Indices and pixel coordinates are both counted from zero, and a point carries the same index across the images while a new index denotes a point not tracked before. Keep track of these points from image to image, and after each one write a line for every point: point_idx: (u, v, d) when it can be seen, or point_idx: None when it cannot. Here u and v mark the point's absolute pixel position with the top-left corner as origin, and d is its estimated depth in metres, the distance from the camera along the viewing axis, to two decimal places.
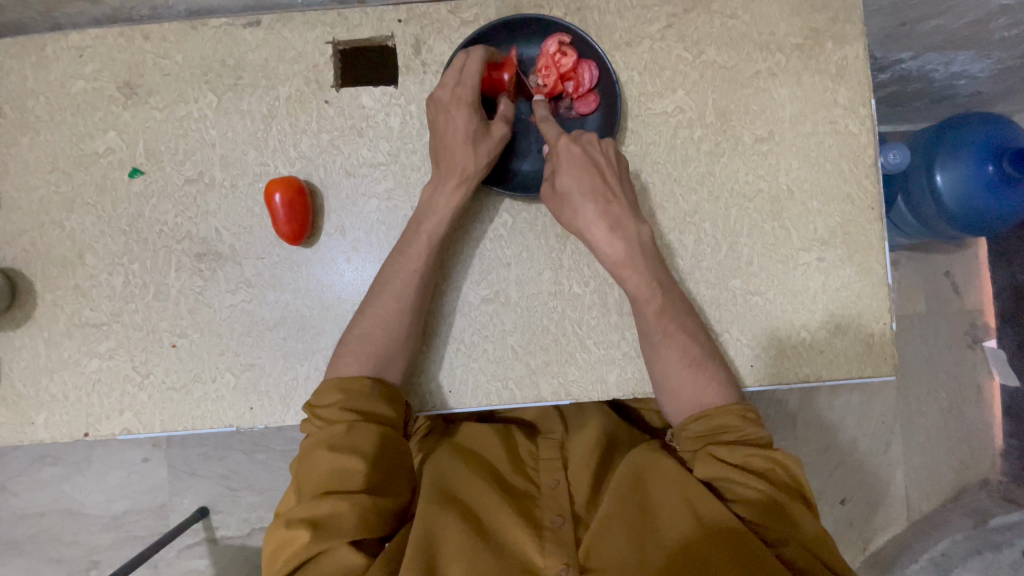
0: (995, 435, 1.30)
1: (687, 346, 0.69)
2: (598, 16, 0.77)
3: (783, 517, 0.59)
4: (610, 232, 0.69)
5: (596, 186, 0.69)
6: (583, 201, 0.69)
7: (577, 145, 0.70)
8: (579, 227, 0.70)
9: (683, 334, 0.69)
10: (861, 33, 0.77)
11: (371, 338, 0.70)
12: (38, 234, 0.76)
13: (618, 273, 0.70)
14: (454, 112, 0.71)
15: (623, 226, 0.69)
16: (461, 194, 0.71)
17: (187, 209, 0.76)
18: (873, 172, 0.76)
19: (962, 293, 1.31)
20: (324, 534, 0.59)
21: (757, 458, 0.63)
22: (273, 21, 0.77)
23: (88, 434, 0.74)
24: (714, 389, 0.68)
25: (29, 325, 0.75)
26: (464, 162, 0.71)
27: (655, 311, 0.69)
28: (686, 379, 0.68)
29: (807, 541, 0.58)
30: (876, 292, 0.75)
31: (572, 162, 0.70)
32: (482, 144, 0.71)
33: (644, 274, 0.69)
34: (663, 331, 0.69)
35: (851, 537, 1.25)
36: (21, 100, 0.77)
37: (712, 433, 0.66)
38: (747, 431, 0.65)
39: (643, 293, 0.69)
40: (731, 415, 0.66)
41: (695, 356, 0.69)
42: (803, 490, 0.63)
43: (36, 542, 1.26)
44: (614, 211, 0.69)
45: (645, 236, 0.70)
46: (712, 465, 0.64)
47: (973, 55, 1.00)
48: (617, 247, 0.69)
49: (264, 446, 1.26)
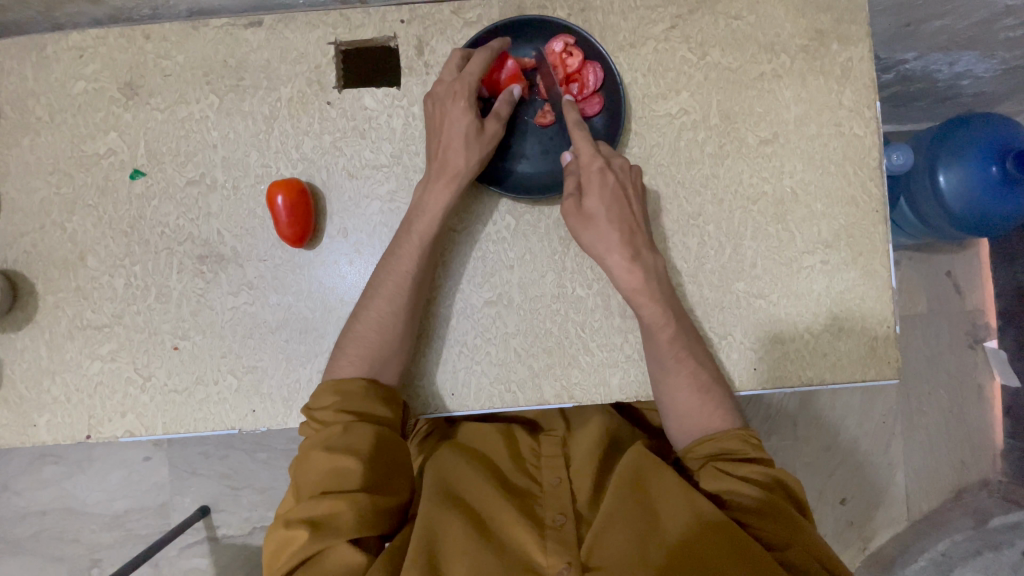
0: (996, 434, 1.30)
1: (696, 372, 0.70)
2: (601, 16, 0.77)
3: (782, 519, 0.60)
4: (632, 261, 0.69)
5: (623, 216, 0.71)
6: (609, 229, 0.70)
7: (610, 172, 0.71)
8: (601, 253, 0.70)
9: (693, 360, 0.70)
10: (867, 34, 0.76)
11: (364, 340, 0.70)
12: (40, 236, 0.76)
13: (634, 300, 0.70)
14: (450, 104, 0.71)
15: (643, 256, 0.70)
16: (449, 191, 0.70)
17: (189, 211, 0.76)
18: (878, 174, 0.76)
19: (963, 293, 1.31)
20: (324, 533, 0.59)
21: (760, 472, 0.64)
22: (275, 21, 0.76)
23: (90, 436, 0.74)
24: (721, 414, 0.69)
25: (30, 327, 0.75)
26: (453, 159, 0.70)
27: (667, 338, 0.69)
28: (695, 404, 0.69)
29: (810, 545, 0.58)
30: (880, 294, 0.75)
31: (604, 187, 0.71)
32: (473, 142, 0.71)
33: (659, 302, 0.69)
34: (675, 356, 0.69)
35: (852, 536, 1.25)
36: (22, 101, 0.76)
37: (718, 454, 0.67)
38: (749, 453, 0.66)
39: (658, 320, 0.69)
40: (731, 440, 0.67)
41: (704, 382, 0.70)
42: (798, 500, 0.64)
43: (38, 541, 1.27)
44: (637, 242, 0.71)
45: (660, 268, 0.71)
46: (717, 478, 0.64)
47: (977, 55, 1.00)
48: (637, 275, 0.69)
49: (266, 446, 1.26)
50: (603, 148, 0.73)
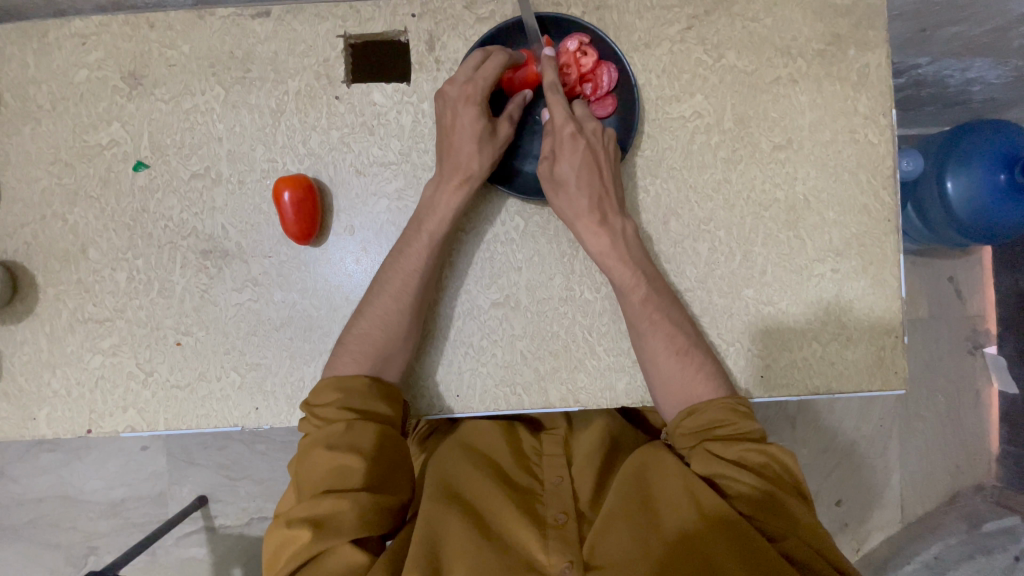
0: (992, 440, 1.31)
1: (673, 335, 0.69)
2: (617, 15, 0.75)
3: (780, 512, 0.59)
4: (599, 227, 0.69)
5: (593, 181, 0.69)
6: (578, 193, 0.69)
7: (582, 137, 0.70)
8: (569, 217, 0.70)
9: (668, 323, 0.69)
10: (884, 40, 0.76)
11: (369, 338, 0.69)
12: (40, 227, 0.75)
13: (603, 263, 0.69)
14: (461, 109, 0.69)
15: (611, 221, 0.70)
16: (462, 193, 0.70)
17: (193, 205, 0.74)
18: (891, 183, 0.75)
19: (965, 298, 1.31)
20: (326, 532, 0.59)
21: (753, 452, 0.63)
22: (283, 12, 0.74)
23: (90, 431, 0.74)
24: (702, 378, 0.69)
25: (30, 319, 0.74)
26: (466, 162, 0.69)
27: (639, 299, 0.69)
28: (675, 368, 0.69)
29: (811, 537, 0.58)
30: (889, 304, 0.75)
31: (576, 152, 0.69)
32: (486, 144, 0.70)
33: (630, 264, 0.69)
34: (649, 320, 0.69)
35: (845, 537, 1.26)
36: (22, 88, 0.75)
37: (707, 429, 0.66)
38: (737, 424, 0.65)
39: (629, 281, 0.69)
40: (718, 409, 0.66)
41: (682, 345, 0.69)
42: (799, 486, 0.63)
43: (34, 527, 1.26)
44: (605, 207, 0.70)
45: (630, 232, 0.71)
46: (709, 461, 0.63)
47: (991, 62, 0.99)
48: (603, 239, 0.69)
49: (264, 437, 1.25)
50: (579, 113, 0.72)
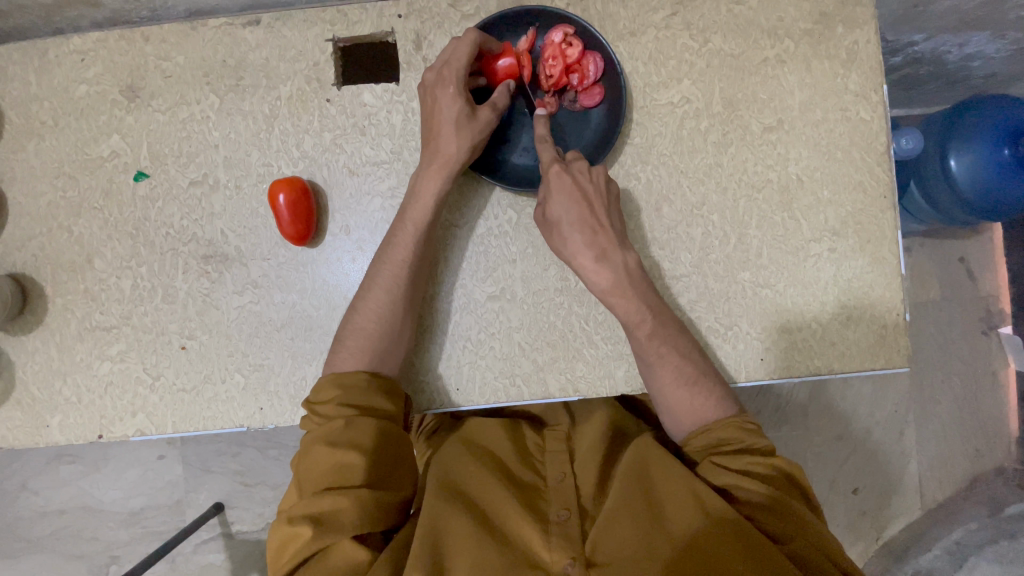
0: (1010, 422, 1.28)
1: (681, 366, 0.68)
2: (601, 5, 0.76)
3: (786, 516, 0.58)
4: (597, 262, 0.69)
5: (585, 217, 0.69)
6: (571, 232, 0.69)
7: (568, 174, 0.70)
8: (567, 257, 0.70)
9: (676, 355, 0.68)
10: (872, 17, 0.75)
11: (364, 333, 0.69)
12: (46, 239, 0.77)
13: (606, 300, 0.69)
14: (440, 94, 0.70)
15: (610, 255, 0.69)
16: (442, 178, 0.70)
17: (192, 211, 0.76)
18: (885, 159, 0.75)
19: (976, 279, 1.29)
20: (328, 529, 0.59)
21: (758, 464, 0.62)
22: (273, 19, 0.76)
23: (102, 436, 0.75)
24: (711, 404, 0.68)
25: (40, 329, 0.76)
26: (445, 147, 0.70)
27: (646, 334, 0.68)
28: (683, 398, 0.68)
29: (817, 542, 0.57)
30: (889, 282, 0.74)
31: (562, 190, 0.69)
32: (465, 128, 0.70)
33: (632, 297, 0.68)
34: (657, 353, 0.68)
35: (865, 527, 1.24)
36: (25, 106, 0.77)
37: (714, 447, 0.66)
38: (747, 442, 0.65)
39: (633, 317, 0.68)
40: (727, 428, 0.66)
41: (690, 375, 0.68)
42: (805, 492, 0.63)
43: (57, 538, 1.29)
44: (601, 241, 0.69)
45: (631, 263, 0.70)
46: (715, 472, 0.63)
47: (988, 35, 0.98)
48: (603, 275, 0.69)
49: (277, 442, 1.27)
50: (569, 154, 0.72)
